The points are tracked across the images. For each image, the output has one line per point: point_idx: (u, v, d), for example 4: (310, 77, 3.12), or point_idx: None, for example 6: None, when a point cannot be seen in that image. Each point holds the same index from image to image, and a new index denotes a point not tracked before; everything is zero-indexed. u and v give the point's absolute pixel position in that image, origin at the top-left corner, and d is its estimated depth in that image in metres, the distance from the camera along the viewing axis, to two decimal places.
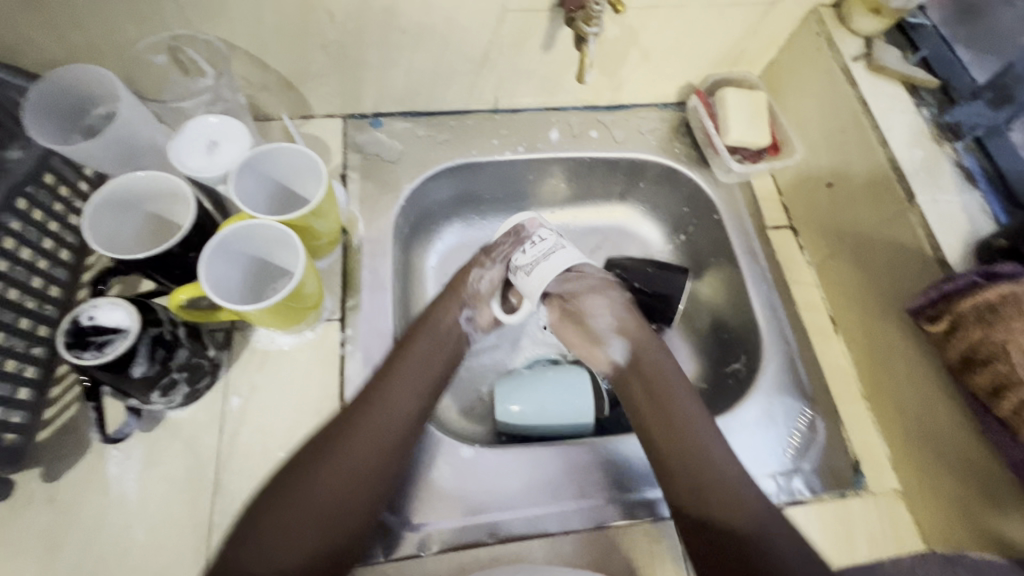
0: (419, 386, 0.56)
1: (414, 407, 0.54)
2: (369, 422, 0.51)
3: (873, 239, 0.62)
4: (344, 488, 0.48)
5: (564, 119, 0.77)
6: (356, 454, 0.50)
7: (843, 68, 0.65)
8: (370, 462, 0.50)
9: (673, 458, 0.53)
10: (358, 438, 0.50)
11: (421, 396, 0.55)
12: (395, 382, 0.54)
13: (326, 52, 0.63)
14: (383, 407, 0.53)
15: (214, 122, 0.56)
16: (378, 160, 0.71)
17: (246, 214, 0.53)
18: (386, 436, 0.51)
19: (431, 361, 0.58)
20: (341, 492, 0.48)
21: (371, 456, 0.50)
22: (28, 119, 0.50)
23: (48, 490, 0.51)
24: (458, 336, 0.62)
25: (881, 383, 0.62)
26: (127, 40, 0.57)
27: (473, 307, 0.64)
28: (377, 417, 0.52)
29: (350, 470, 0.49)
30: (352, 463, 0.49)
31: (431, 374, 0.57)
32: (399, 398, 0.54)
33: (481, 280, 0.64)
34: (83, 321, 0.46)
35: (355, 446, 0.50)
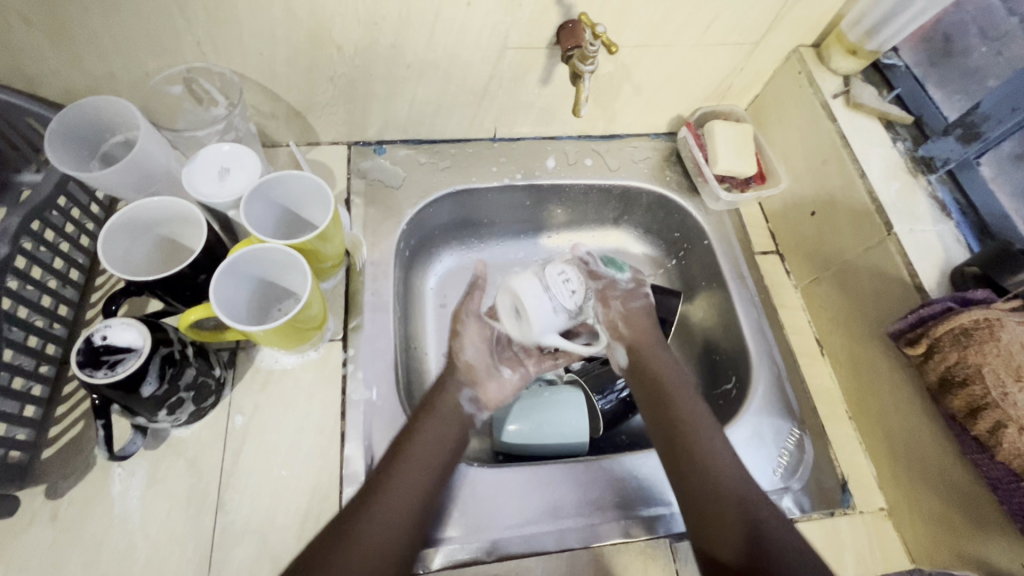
0: (445, 445, 0.56)
1: (440, 464, 0.55)
2: (400, 481, 0.51)
3: (855, 266, 0.65)
4: (379, 550, 0.47)
5: (560, 148, 0.81)
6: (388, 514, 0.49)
7: (824, 104, 0.69)
8: (403, 523, 0.49)
9: (684, 464, 0.55)
10: (392, 498, 0.50)
11: (448, 455, 0.56)
12: (422, 441, 0.55)
13: (335, 84, 0.66)
14: (414, 465, 0.53)
15: (227, 150, 0.59)
16: (381, 186, 0.74)
17: (254, 238, 0.55)
18: (417, 496, 0.52)
19: (453, 421, 0.59)
20: (378, 555, 0.47)
21: (404, 515, 0.50)
22: (53, 150, 0.53)
23: (51, 507, 0.52)
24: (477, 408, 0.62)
25: (866, 404, 0.64)
26: (145, 71, 0.59)
27: (472, 387, 0.63)
28: (410, 478, 0.52)
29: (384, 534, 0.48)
30: (386, 522, 0.49)
31: (455, 434, 0.58)
32: (427, 455, 0.54)
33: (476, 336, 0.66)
34: (96, 341, 0.47)
35: (390, 507, 0.50)
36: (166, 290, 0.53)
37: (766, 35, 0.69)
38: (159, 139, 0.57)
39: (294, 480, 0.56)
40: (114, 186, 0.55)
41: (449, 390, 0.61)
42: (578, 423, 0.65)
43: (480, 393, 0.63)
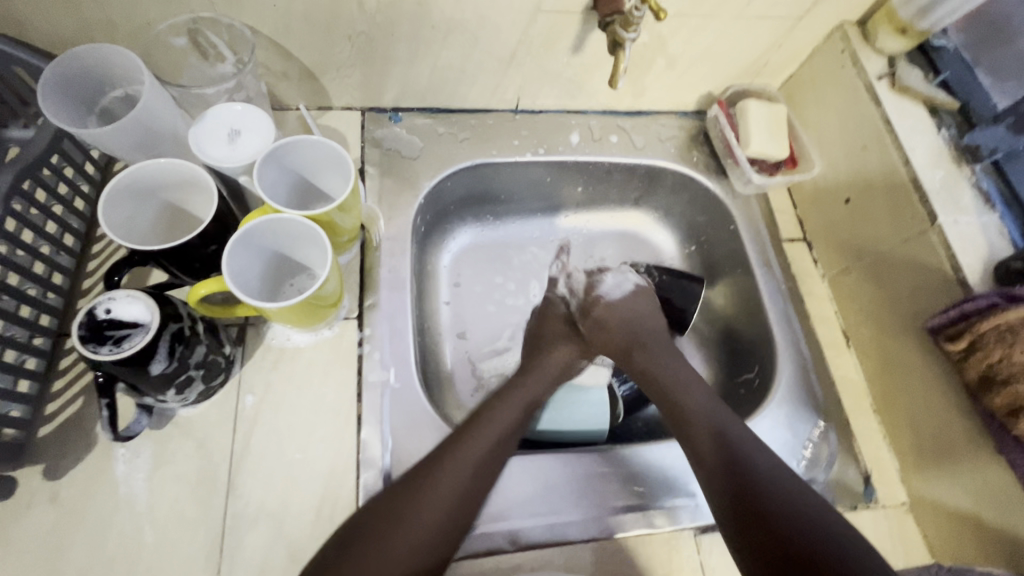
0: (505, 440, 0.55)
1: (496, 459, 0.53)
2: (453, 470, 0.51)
3: (891, 257, 0.63)
4: (424, 531, 0.48)
5: (585, 123, 0.77)
6: (438, 498, 0.49)
7: (867, 86, 0.66)
8: (455, 510, 0.50)
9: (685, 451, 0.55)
10: (442, 484, 0.50)
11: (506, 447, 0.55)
12: (479, 433, 0.54)
13: (352, 43, 0.61)
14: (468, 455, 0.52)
15: (238, 110, 0.54)
16: (397, 156, 0.70)
17: (268, 206, 0.51)
18: (473, 489, 0.51)
19: (518, 416, 0.58)
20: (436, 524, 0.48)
21: (452, 504, 0.50)
22: (47, 103, 0.48)
23: (50, 488, 0.49)
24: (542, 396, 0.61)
25: (894, 399, 0.63)
26: (146, 19, 0.54)
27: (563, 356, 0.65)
28: (473, 458, 0.52)
29: (429, 522, 0.48)
30: (437, 506, 0.49)
31: (518, 427, 0.57)
32: (484, 447, 0.53)
33: (556, 349, 0.65)
34: (100, 314, 0.43)
35: (442, 495, 0.50)
36: (173, 260, 0.49)
37: (811, 9, 0.65)
38: (164, 96, 0.52)
39: (310, 464, 0.53)
40: (115, 146, 0.50)
41: (539, 361, 0.64)
42: (599, 411, 0.64)
43: (553, 379, 0.63)
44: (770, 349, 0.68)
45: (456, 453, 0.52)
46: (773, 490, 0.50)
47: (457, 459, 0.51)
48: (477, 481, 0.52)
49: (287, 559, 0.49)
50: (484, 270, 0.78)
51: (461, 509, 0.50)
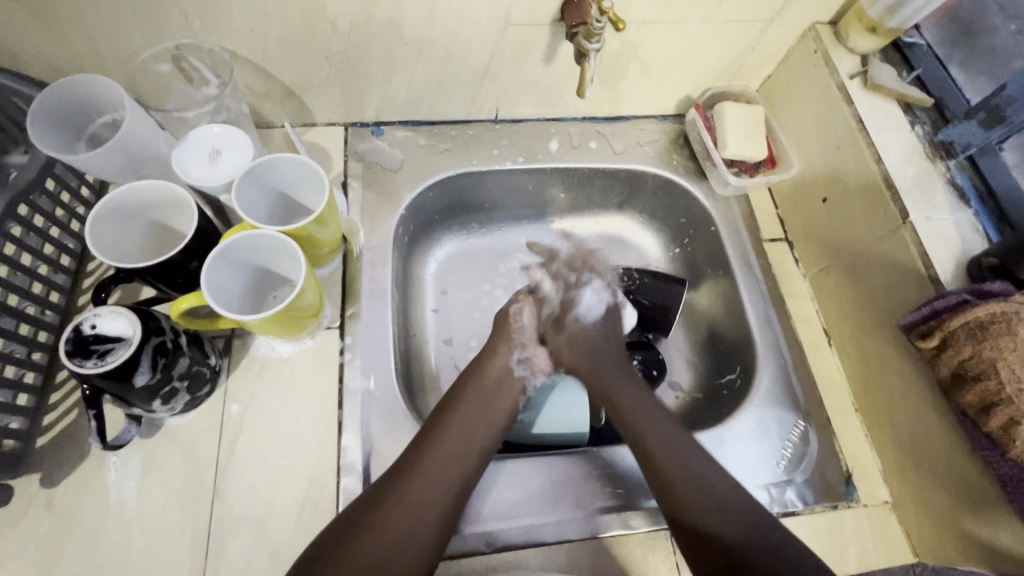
0: (474, 437, 0.56)
1: (468, 458, 0.55)
2: (422, 476, 0.52)
3: (867, 255, 0.63)
4: (394, 544, 0.48)
5: (564, 130, 0.78)
6: (409, 507, 0.50)
7: (840, 86, 0.66)
8: (427, 518, 0.50)
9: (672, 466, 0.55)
10: (413, 490, 0.51)
11: (476, 445, 0.56)
12: (448, 432, 0.56)
13: (329, 63, 0.63)
14: (439, 457, 0.54)
15: (218, 132, 0.57)
16: (379, 169, 0.72)
17: (247, 223, 0.53)
18: (444, 491, 0.52)
19: (488, 409, 0.59)
20: (414, 522, 0.50)
21: (421, 511, 0.50)
22: (36, 132, 0.51)
23: (47, 496, 0.52)
24: (518, 386, 0.63)
25: (875, 398, 0.63)
26: (132, 48, 0.57)
27: (525, 349, 0.66)
28: (444, 454, 0.54)
29: (403, 529, 0.49)
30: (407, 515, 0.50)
31: (487, 422, 0.58)
32: (453, 448, 0.55)
33: (522, 314, 0.68)
34: (85, 330, 0.46)
35: (413, 502, 0.50)
36: (158, 277, 0.52)
37: (781, 12, 0.66)
38: (147, 121, 0.55)
39: (292, 469, 0.55)
40: (103, 169, 0.53)
41: (503, 350, 0.65)
42: (579, 414, 0.63)
43: (534, 355, 0.66)
44: (751, 350, 0.68)
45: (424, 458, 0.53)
46: (739, 508, 0.52)
47: (428, 463, 0.53)
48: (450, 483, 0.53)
49: (269, 561, 0.51)
50: (469, 277, 0.80)
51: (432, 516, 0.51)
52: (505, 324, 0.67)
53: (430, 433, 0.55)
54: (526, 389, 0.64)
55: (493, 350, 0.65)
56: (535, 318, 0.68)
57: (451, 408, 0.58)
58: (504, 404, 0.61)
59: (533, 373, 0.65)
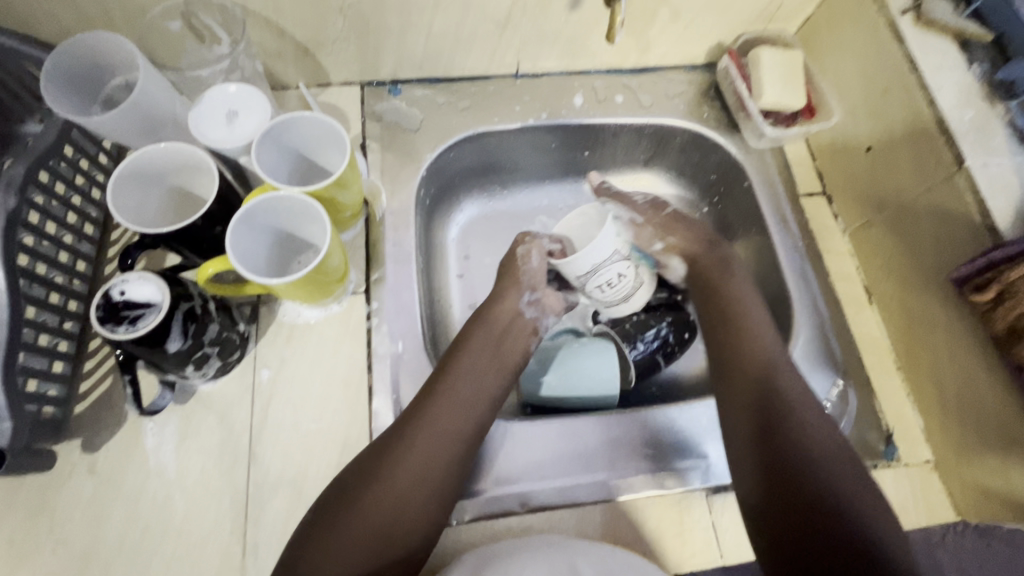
0: (485, 378, 0.56)
1: (477, 400, 0.54)
2: (435, 418, 0.51)
3: (915, 207, 0.60)
4: (411, 484, 0.48)
5: (588, 84, 0.74)
6: (422, 448, 0.49)
7: (890, 23, 0.61)
8: (443, 462, 0.50)
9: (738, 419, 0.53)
10: (426, 432, 0.50)
11: (487, 386, 0.55)
12: (458, 376, 0.54)
13: (344, 16, 0.60)
14: (450, 399, 0.53)
15: (233, 91, 0.55)
16: (398, 130, 0.69)
17: (269, 185, 0.52)
18: (457, 435, 0.51)
19: (496, 351, 0.58)
20: (429, 464, 0.49)
21: (436, 453, 0.49)
22: (52, 97, 0.50)
23: (88, 461, 0.53)
24: (524, 328, 0.62)
25: (919, 356, 0.61)
26: (141, 5, 0.55)
27: (534, 291, 0.64)
28: (455, 395, 0.53)
29: (419, 473, 0.48)
30: (422, 457, 0.49)
31: (496, 364, 0.57)
32: (463, 388, 0.54)
33: (530, 257, 0.64)
34: (114, 296, 0.45)
35: (427, 444, 0.50)
36: (183, 243, 0.51)
37: None
38: (160, 81, 0.53)
39: (325, 433, 0.55)
40: (119, 132, 0.52)
41: (512, 293, 0.63)
42: (608, 376, 0.63)
43: (545, 295, 0.64)
44: (786, 308, 0.66)
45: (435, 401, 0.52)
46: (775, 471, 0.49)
47: (438, 405, 0.52)
48: (463, 424, 0.52)
49: None
50: (492, 240, 0.78)
51: (447, 457, 0.50)
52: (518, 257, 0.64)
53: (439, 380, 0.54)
54: (539, 329, 0.63)
55: (501, 294, 0.62)
56: (544, 260, 0.64)
57: (460, 351, 0.57)
58: (512, 350, 0.60)
59: (544, 314, 0.64)
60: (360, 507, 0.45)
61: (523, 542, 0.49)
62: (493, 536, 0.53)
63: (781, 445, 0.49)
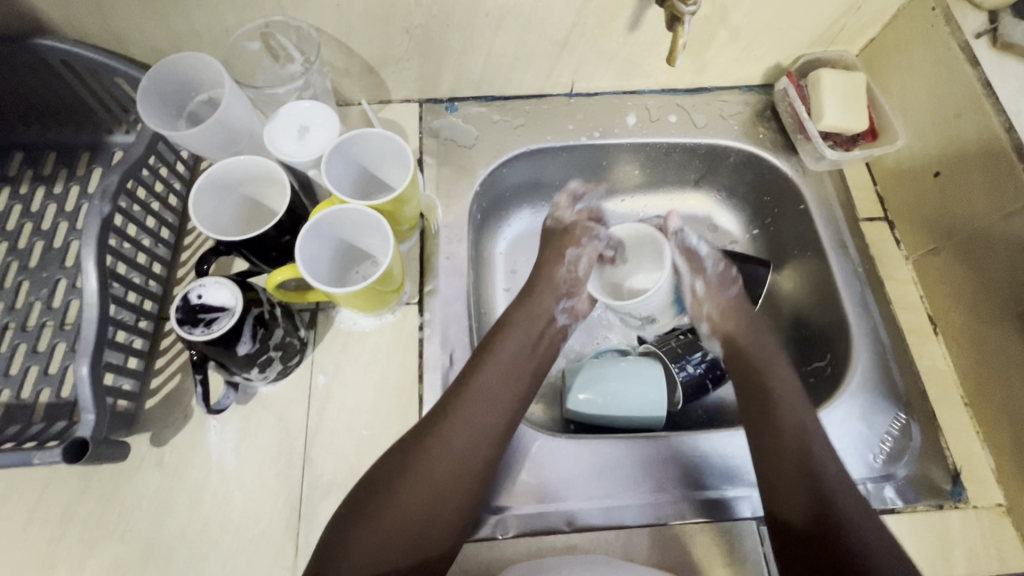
0: (517, 375, 0.57)
1: (506, 396, 0.55)
2: (466, 415, 0.53)
3: (989, 235, 0.57)
4: (451, 464, 0.50)
5: (641, 103, 0.75)
6: (460, 430, 0.52)
7: (963, 46, 0.59)
8: (472, 457, 0.51)
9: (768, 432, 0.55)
10: (463, 414, 0.53)
11: (517, 383, 0.57)
12: (490, 372, 0.56)
13: (410, 37, 0.63)
14: (481, 395, 0.54)
15: (306, 107, 0.57)
16: (454, 145, 0.71)
17: (335, 198, 0.54)
18: (487, 423, 0.53)
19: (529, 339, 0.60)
20: (468, 445, 0.51)
21: (470, 438, 0.52)
22: (145, 110, 0.54)
23: (156, 453, 0.55)
24: (557, 327, 0.63)
25: (991, 392, 0.58)
26: (226, 26, 0.59)
27: (570, 298, 0.66)
28: (490, 378, 0.55)
29: (448, 468, 0.50)
30: (451, 452, 0.51)
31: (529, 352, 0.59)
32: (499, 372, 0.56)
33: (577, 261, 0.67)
34: (192, 299, 0.48)
35: (457, 440, 0.51)
36: (253, 249, 0.53)
37: None
38: (241, 97, 0.57)
39: (376, 440, 0.56)
40: (201, 145, 0.55)
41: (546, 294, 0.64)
42: (657, 398, 0.62)
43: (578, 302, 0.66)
44: (845, 335, 0.64)
45: (466, 396, 0.54)
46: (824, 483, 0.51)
47: (474, 387, 0.54)
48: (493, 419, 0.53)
49: None
50: None
51: (482, 442, 0.52)
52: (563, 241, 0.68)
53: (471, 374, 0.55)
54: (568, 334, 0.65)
55: (534, 290, 0.65)
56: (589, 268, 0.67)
57: (496, 341, 0.59)
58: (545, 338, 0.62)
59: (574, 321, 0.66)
60: (404, 485, 0.49)
61: (570, 562, 0.49)
62: (537, 553, 0.53)
63: (790, 487, 0.51)
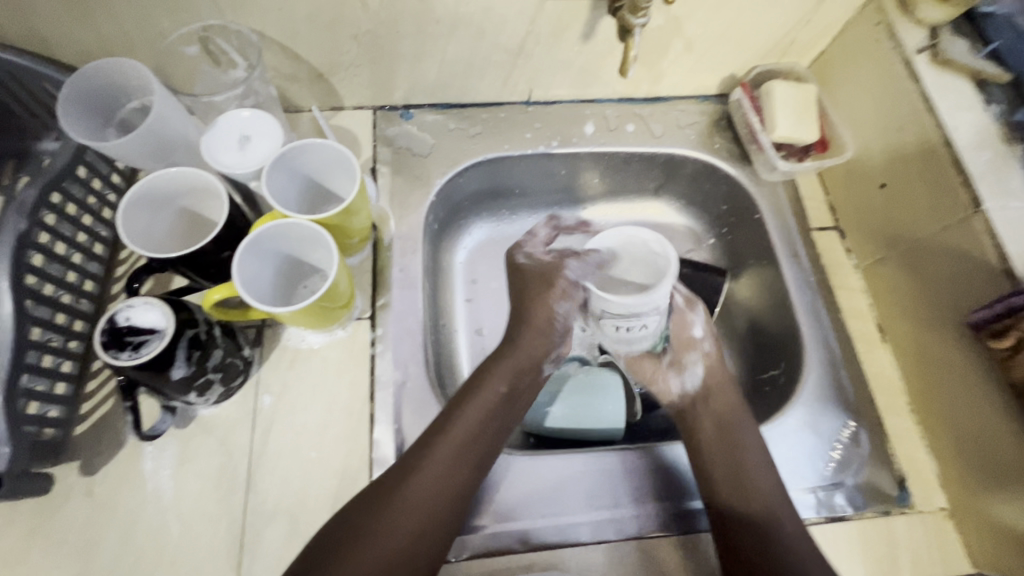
0: (490, 431, 0.53)
1: (477, 457, 0.51)
2: (426, 471, 0.49)
3: (931, 246, 0.59)
4: (408, 535, 0.46)
5: (599, 112, 0.74)
6: (422, 496, 0.48)
7: (906, 61, 0.61)
8: (439, 511, 0.48)
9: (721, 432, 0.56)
10: (427, 477, 0.49)
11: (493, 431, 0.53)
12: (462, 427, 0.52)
13: (358, 42, 0.61)
14: (448, 446, 0.50)
15: (246, 117, 0.55)
16: (409, 154, 0.69)
17: (277, 212, 0.52)
18: (454, 486, 0.49)
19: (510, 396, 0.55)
20: (427, 513, 0.47)
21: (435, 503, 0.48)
22: (68, 119, 0.51)
23: (86, 483, 0.52)
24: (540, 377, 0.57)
25: (935, 398, 0.59)
26: (161, 30, 0.56)
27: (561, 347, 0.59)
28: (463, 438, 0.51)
29: (407, 536, 0.46)
30: (428, 490, 0.48)
31: (509, 411, 0.55)
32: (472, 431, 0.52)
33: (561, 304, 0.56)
34: (119, 322, 0.45)
35: (418, 497, 0.48)
36: (189, 266, 0.50)
37: None
38: (174, 104, 0.54)
39: (324, 463, 0.54)
40: (132, 156, 0.52)
41: (535, 338, 0.57)
42: (614, 409, 0.62)
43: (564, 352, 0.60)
44: (798, 344, 0.65)
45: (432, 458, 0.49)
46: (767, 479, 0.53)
47: (443, 448, 0.50)
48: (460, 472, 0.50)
49: None
50: (500, 265, 0.77)
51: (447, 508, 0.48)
52: (546, 290, 0.57)
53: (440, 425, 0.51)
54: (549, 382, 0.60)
55: (527, 329, 0.57)
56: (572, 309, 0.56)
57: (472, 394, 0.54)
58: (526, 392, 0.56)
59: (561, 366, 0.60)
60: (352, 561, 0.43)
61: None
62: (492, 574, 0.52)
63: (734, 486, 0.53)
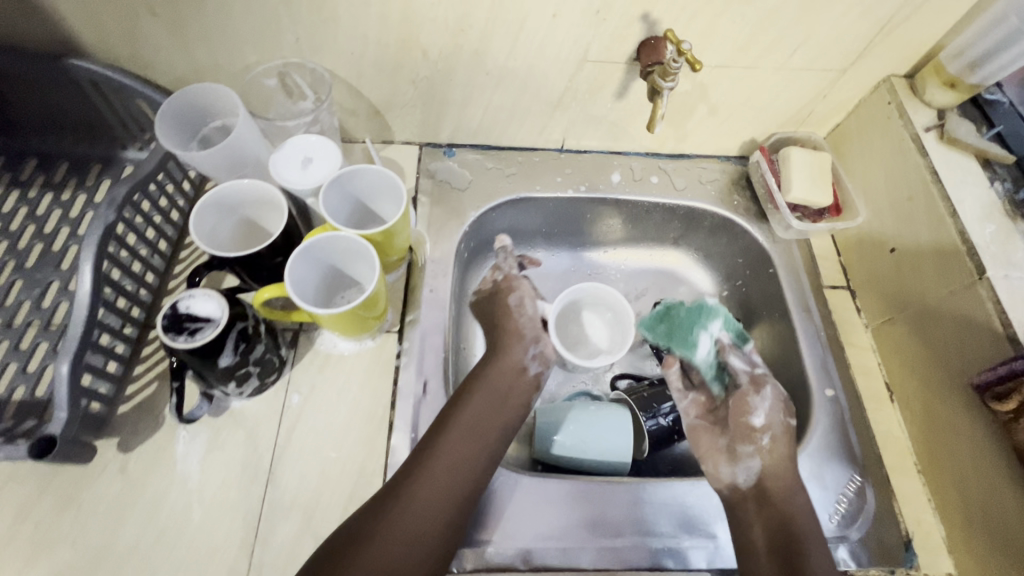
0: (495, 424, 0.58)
1: (485, 448, 0.56)
2: (444, 452, 0.54)
3: (937, 309, 0.61)
4: (426, 511, 0.51)
5: (626, 164, 0.80)
6: (439, 477, 0.52)
7: (914, 138, 0.66)
8: (452, 492, 0.52)
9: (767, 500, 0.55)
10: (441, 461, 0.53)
11: (501, 418, 0.59)
12: (466, 417, 0.57)
13: (416, 86, 0.68)
14: (465, 428, 0.56)
15: (312, 140, 0.62)
16: (448, 187, 0.76)
17: (329, 226, 0.57)
18: (462, 471, 0.54)
19: (509, 395, 0.61)
20: (439, 493, 0.52)
21: (449, 485, 0.52)
22: (161, 132, 0.58)
23: (121, 460, 0.55)
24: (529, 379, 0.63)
25: (943, 461, 0.60)
26: (247, 64, 0.64)
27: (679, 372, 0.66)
28: (466, 426, 0.56)
29: (422, 521, 0.50)
30: (443, 471, 0.53)
31: (507, 409, 0.60)
32: (477, 419, 0.57)
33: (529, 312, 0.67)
34: (180, 309, 0.50)
35: (438, 476, 0.53)
36: (245, 267, 0.56)
37: (856, 63, 0.66)
38: (252, 126, 0.61)
39: (342, 463, 0.57)
40: (209, 167, 0.59)
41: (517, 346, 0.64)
42: (624, 443, 0.63)
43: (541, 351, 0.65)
44: (806, 396, 0.66)
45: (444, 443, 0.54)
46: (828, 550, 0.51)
47: (452, 434, 0.55)
48: (477, 455, 0.55)
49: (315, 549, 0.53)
50: None
51: (460, 491, 0.53)
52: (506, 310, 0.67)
53: (457, 406, 0.58)
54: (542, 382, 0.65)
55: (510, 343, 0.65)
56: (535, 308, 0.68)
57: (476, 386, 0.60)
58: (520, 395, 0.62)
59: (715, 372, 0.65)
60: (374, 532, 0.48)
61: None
62: None
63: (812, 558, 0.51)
